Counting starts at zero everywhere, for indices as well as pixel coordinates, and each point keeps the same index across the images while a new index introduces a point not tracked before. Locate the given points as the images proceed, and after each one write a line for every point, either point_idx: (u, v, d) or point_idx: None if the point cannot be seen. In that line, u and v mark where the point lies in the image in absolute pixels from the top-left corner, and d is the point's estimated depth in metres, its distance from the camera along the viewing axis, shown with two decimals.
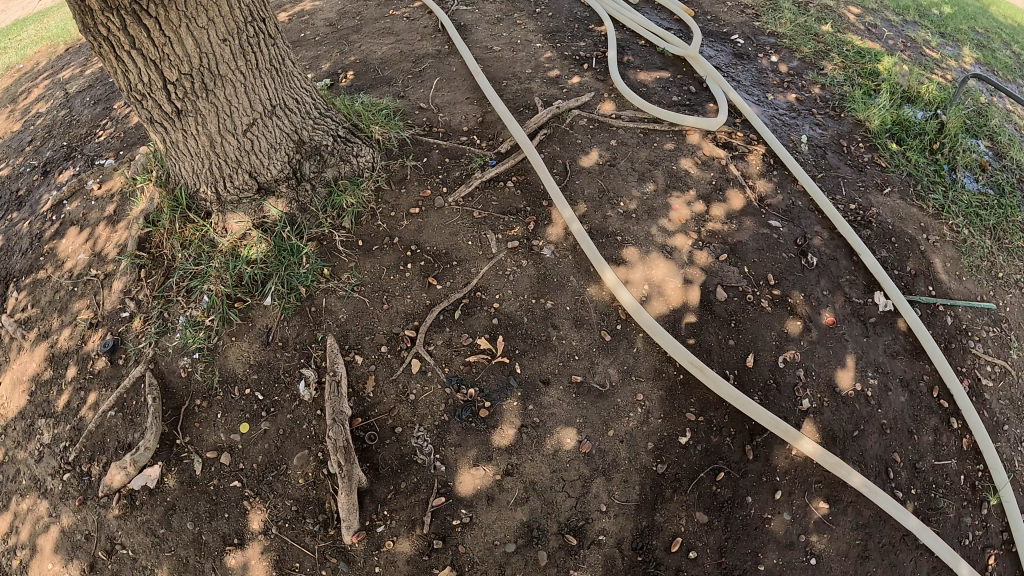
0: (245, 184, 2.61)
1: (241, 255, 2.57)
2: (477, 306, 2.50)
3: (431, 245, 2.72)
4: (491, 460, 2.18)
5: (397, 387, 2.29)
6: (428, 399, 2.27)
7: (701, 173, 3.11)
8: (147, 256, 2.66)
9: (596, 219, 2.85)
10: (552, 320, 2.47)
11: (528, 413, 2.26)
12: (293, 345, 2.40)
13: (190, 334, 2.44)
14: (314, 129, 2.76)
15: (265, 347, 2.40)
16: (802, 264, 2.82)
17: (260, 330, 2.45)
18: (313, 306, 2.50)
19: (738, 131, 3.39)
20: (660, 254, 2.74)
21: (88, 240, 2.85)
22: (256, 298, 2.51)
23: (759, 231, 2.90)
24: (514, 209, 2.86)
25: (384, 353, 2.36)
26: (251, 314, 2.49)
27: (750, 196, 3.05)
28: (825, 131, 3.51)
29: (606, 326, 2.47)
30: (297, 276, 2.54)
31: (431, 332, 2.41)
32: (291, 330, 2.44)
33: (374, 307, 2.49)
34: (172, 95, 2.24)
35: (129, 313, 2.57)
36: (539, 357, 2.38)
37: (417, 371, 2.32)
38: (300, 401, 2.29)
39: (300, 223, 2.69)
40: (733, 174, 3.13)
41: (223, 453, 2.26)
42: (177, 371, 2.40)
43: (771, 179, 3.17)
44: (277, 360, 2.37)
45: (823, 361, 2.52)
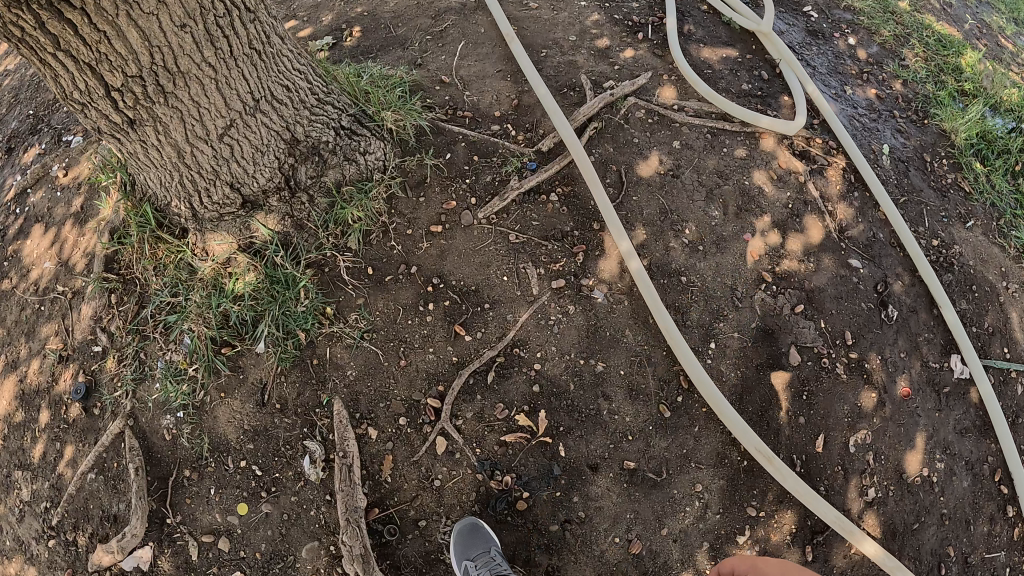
0: (226, 198, 2.19)
1: (226, 289, 2.29)
2: (514, 366, 2.13)
3: (458, 277, 2.27)
4: (530, 563, 2.03)
5: (419, 471, 2.03)
6: (455, 487, 2.02)
7: (776, 192, 2.70)
8: (117, 279, 2.42)
9: (658, 252, 2.55)
10: (602, 389, 2.13)
11: (573, 506, 2.03)
12: (294, 409, 2.24)
13: (172, 387, 2.27)
14: (311, 122, 2.22)
15: (260, 409, 2.26)
16: (882, 317, 2.54)
17: (254, 384, 2.28)
18: (316, 358, 2.27)
19: (816, 135, 2.91)
20: (729, 306, 2.48)
21: (55, 244, 2.61)
22: (247, 342, 2.29)
23: (839, 273, 2.58)
24: (559, 233, 2.39)
25: (402, 428, 2.07)
26: (242, 362, 2.29)
27: (830, 226, 2.66)
28: (907, 140, 3.06)
29: (665, 399, 2.15)
30: (293, 318, 2.27)
31: (460, 403, 2.07)
32: (291, 388, 2.25)
33: (389, 362, 2.15)
34: (121, 103, 1.72)
35: (101, 347, 2.39)
36: (587, 437, 2.08)
37: (442, 452, 2.03)
38: (305, 481, 2.20)
39: (296, 245, 2.33)
40: (812, 195, 2.71)
41: (220, 538, 2.24)
42: (161, 431, 2.28)
43: (851, 204, 2.75)
44: (277, 427, 2.24)
45: (894, 442, 2.38)
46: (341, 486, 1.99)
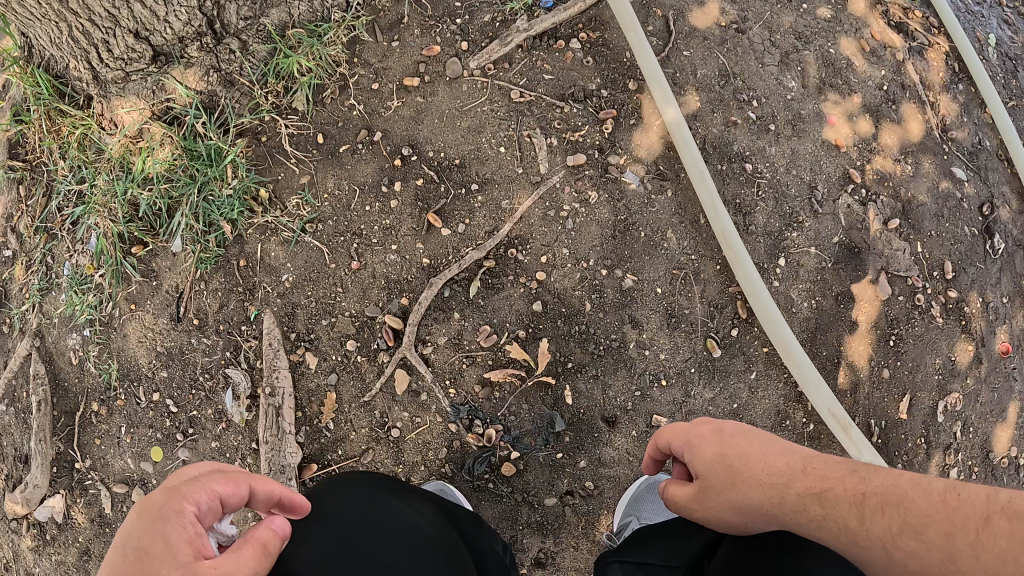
0: (134, 49, 1.58)
1: (134, 169, 1.69)
2: (507, 273, 1.47)
3: (436, 148, 1.60)
4: (519, 545, 1.48)
5: (371, 414, 1.45)
6: (419, 438, 1.45)
7: (867, 68, 1.96)
8: (23, 165, 1.81)
9: (715, 125, 1.85)
10: (630, 312, 1.50)
11: (579, 473, 1.48)
12: (215, 324, 1.67)
13: (77, 299, 1.76)
14: None
15: (172, 327, 1.73)
16: (986, 249, 1.96)
17: (167, 294, 1.74)
18: (243, 260, 1.67)
19: (915, 6, 2.08)
20: (807, 213, 1.87)
21: None
22: (159, 239, 1.72)
23: (940, 186, 1.95)
24: (580, 93, 1.65)
25: (349, 355, 1.47)
26: (154, 265, 1.74)
27: (932, 120, 1.98)
28: (1016, 35, 2.24)
29: (716, 333, 1.60)
30: (215, 204, 1.67)
31: (427, 321, 1.46)
32: (211, 299, 1.69)
33: (337, 266, 1.52)
34: None
35: (11, 253, 1.86)
36: (605, 379, 1.49)
37: (403, 391, 1.44)
38: (228, 423, 1.66)
39: (224, 106, 1.68)
40: (911, 80, 1.99)
41: (135, 489, 1.80)
42: (68, 353, 1.80)
43: (955, 98, 2.04)
44: (195, 351, 1.70)
45: (985, 413, 1.95)
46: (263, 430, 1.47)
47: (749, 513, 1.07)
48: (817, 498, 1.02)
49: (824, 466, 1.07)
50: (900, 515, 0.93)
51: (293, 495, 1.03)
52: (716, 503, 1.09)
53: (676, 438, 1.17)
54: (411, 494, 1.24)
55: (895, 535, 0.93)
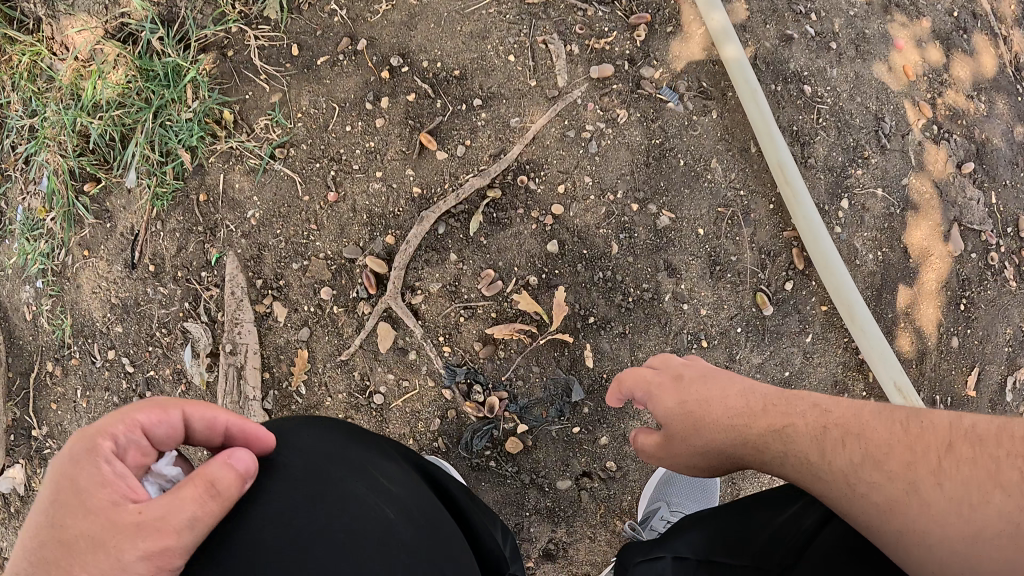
0: None
1: (86, 95, 1.44)
2: (515, 205, 1.18)
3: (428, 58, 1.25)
4: (526, 535, 1.23)
5: (349, 375, 1.20)
6: (406, 405, 1.19)
7: None
8: None
9: (768, 39, 1.53)
10: (666, 258, 1.21)
11: (600, 452, 1.21)
12: (172, 269, 1.42)
13: (28, 246, 1.52)
14: None
15: (126, 275, 1.47)
16: None
17: (121, 238, 1.48)
18: (203, 194, 1.40)
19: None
20: (875, 147, 1.56)
21: None
22: (113, 174, 1.46)
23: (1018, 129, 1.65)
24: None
25: (322, 304, 1.20)
26: (108, 205, 1.48)
27: (1005, 58, 1.66)
28: None
29: (768, 286, 1.30)
30: (173, 131, 1.41)
31: (416, 265, 1.18)
32: (167, 241, 1.43)
33: (311, 198, 1.24)
34: None
35: None
36: (636, 342, 1.19)
37: (388, 347, 1.18)
38: (188, 385, 1.42)
39: (183, 15, 1.40)
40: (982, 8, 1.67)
41: None
42: (24, 307, 1.57)
43: None
44: (150, 302, 1.45)
45: None
46: (224, 390, 1.24)
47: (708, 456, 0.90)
48: (773, 433, 0.84)
49: (782, 397, 0.88)
50: (863, 447, 0.76)
51: (245, 424, 0.72)
52: (681, 454, 0.94)
53: (638, 385, 1.00)
54: (373, 460, 0.80)
55: (859, 469, 0.74)
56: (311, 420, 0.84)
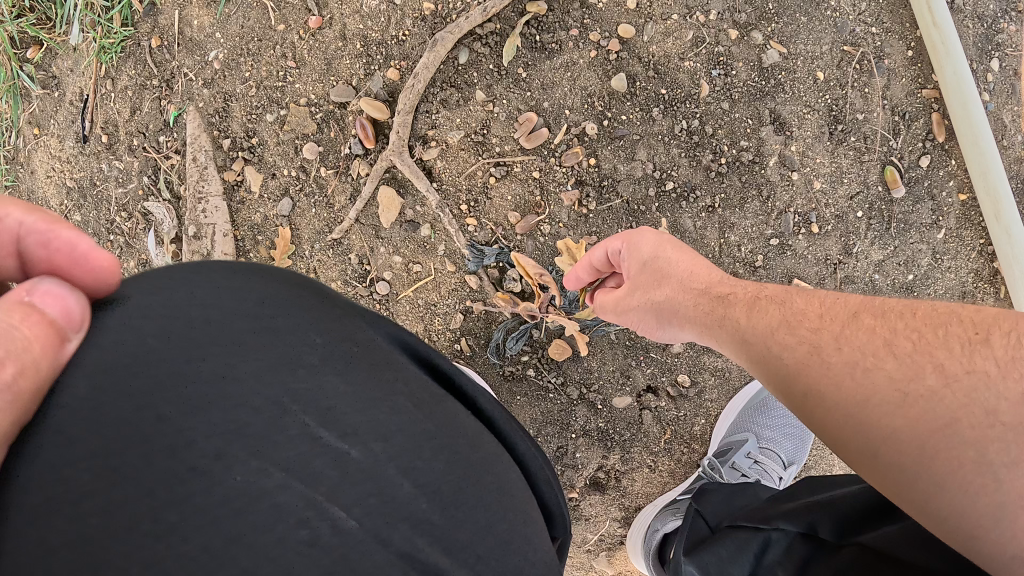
0: None
1: None
2: (566, 26, 0.86)
3: None
4: (570, 463, 0.98)
5: (347, 257, 0.92)
6: (420, 298, 0.92)
7: None
8: None
9: None
10: (774, 109, 0.90)
11: (671, 362, 0.95)
12: (127, 137, 1.13)
13: None
14: None
15: (78, 151, 1.16)
16: None
17: (71, 107, 1.17)
18: (156, 37, 1.11)
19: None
20: None
21: None
22: (55, 33, 1.17)
23: None
24: None
25: (308, 163, 0.91)
26: (55, 70, 1.18)
27: None
28: None
29: (899, 158, 0.97)
30: None
31: (432, 109, 0.88)
32: (120, 103, 1.13)
33: (287, 26, 0.91)
34: None
35: None
36: (724, 215, 0.91)
37: (392, 218, 0.90)
38: None
39: None
40: None
41: None
42: None
43: None
44: (103, 180, 1.16)
45: None
46: None
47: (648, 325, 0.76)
48: (709, 303, 0.69)
49: (734, 278, 0.72)
50: (783, 313, 0.63)
51: (58, 232, 0.42)
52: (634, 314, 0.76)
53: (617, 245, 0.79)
54: (296, 383, 0.41)
55: (773, 333, 0.62)
56: (157, 295, 0.41)
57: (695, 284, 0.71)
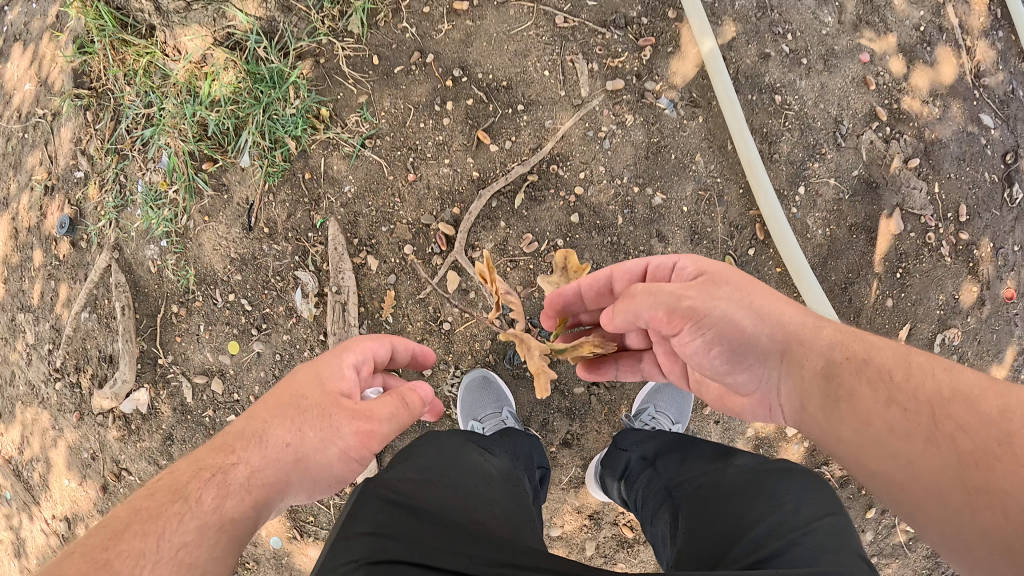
0: None
1: (200, 93, 1.86)
2: (548, 186, 1.74)
3: (486, 70, 1.76)
4: (549, 425, 1.75)
5: (426, 311, 1.71)
6: (466, 331, 1.74)
7: (909, 5, 2.12)
8: (88, 93, 2.01)
9: (746, 62, 2.02)
10: (658, 227, 1.75)
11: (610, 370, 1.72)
12: (283, 233, 1.86)
13: (152, 212, 1.93)
14: None
15: (245, 235, 1.87)
16: (1006, 197, 2.16)
17: (238, 207, 1.88)
18: (308, 172, 1.83)
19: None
20: (829, 145, 2.05)
21: (31, 62, 2.18)
22: (228, 155, 1.88)
23: (967, 128, 2.13)
24: (623, 17, 1.77)
25: (408, 258, 1.72)
26: (224, 181, 1.89)
27: (966, 66, 2.14)
28: None
29: (734, 252, 1.78)
30: (281, 122, 1.82)
31: (476, 230, 1.73)
32: (279, 209, 1.85)
33: (394, 177, 1.75)
34: None
35: (84, 174, 2.05)
36: None
37: (452, 290, 1.71)
38: (298, 318, 1.87)
39: (282, 31, 1.82)
40: (950, 22, 2.14)
41: (214, 379, 1.99)
42: (147, 264, 1.99)
43: (994, 45, 2.17)
44: (263, 255, 1.87)
45: (982, 348, 2.17)
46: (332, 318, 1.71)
47: (719, 332, 1.23)
48: (862, 382, 1.12)
49: (902, 371, 1.11)
50: (945, 406, 1.01)
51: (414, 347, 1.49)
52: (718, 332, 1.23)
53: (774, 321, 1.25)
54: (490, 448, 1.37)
55: (925, 413, 1.02)
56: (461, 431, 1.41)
57: (853, 370, 1.15)
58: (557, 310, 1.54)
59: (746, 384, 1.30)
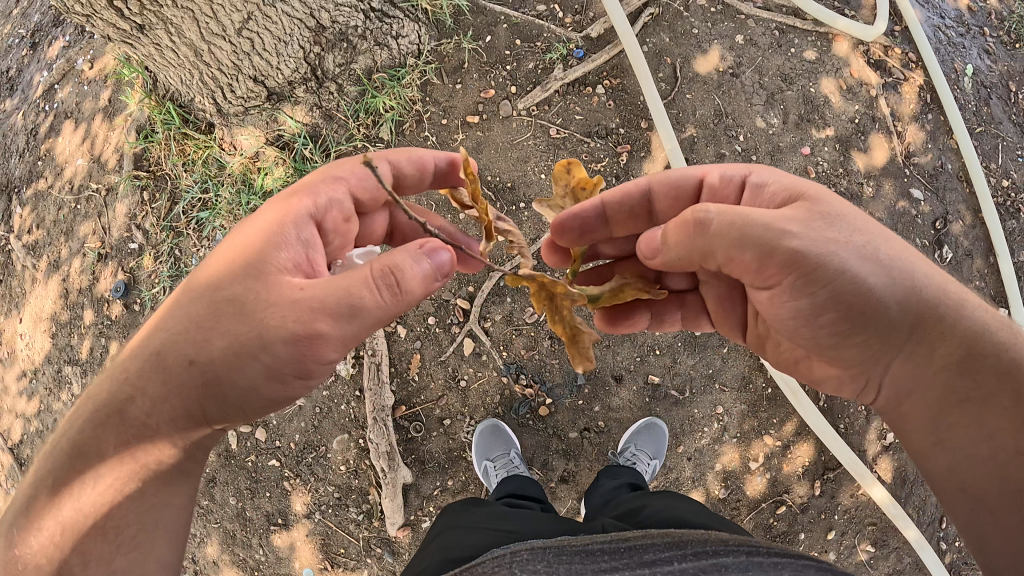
0: (252, 91, 2.22)
1: (255, 184, 2.29)
2: (547, 269, 2.29)
3: (496, 174, 2.33)
4: (548, 466, 2.29)
5: (446, 371, 2.24)
6: (481, 387, 2.25)
7: (844, 104, 2.60)
8: (147, 176, 2.75)
9: (708, 158, 2.49)
10: None
11: (595, 414, 2.30)
12: None
13: None
14: (339, 8, 2.10)
15: None
16: (935, 257, 2.61)
17: None
18: None
19: (895, 45, 2.73)
20: None
21: (85, 141, 2.92)
22: None
23: (898, 202, 2.60)
24: (602, 129, 2.36)
25: (431, 329, 2.23)
26: None
27: (897, 148, 2.63)
28: (995, 64, 3.08)
29: None
30: None
31: (488, 305, 2.23)
32: None
33: None
34: (125, 11, 1.81)
35: (137, 245, 2.77)
36: (616, 349, 2.29)
37: (469, 354, 2.24)
38: (337, 377, 2.24)
39: (325, 135, 2.34)
40: (882, 111, 2.64)
41: (257, 429, 2.29)
42: None
43: (924, 126, 2.70)
44: None
45: None
46: (371, 381, 2.19)
47: (835, 294, 1.32)
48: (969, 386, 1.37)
49: (996, 377, 1.36)
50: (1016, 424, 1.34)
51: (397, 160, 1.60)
52: (826, 292, 1.32)
53: (901, 296, 1.35)
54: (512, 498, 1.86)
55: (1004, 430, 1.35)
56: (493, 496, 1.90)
57: (965, 368, 1.37)
58: (577, 235, 1.68)
59: (847, 357, 1.43)
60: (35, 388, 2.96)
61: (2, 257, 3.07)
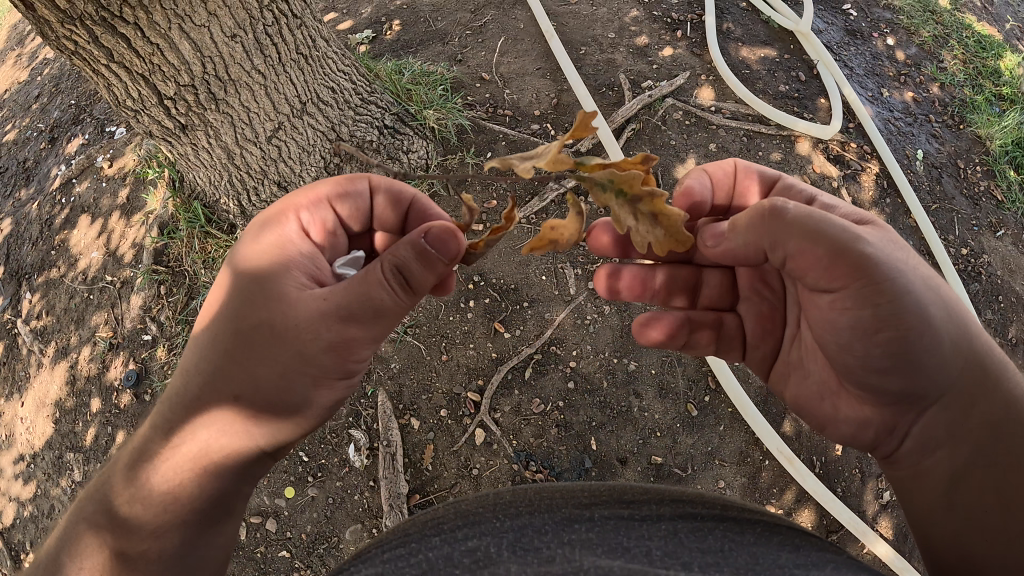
0: (272, 195, 2.52)
1: None
2: (551, 364, 2.48)
3: (499, 277, 2.56)
4: None
5: (459, 460, 2.40)
6: (493, 474, 2.39)
7: None
8: (165, 270, 2.94)
9: None
10: (634, 387, 2.49)
11: None
12: None
13: None
14: (356, 123, 2.51)
15: None
16: None
17: None
18: None
19: (851, 140, 3.12)
20: None
21: (101, 235, 3.11)
22: None
23: None
24: None
25: (444, 420, 2.42)
26: None
27: None
28: (942, 146, 3.45)
29: (693, 399, 2.52)
30: None
31: (497, 396, 2.44)
32: None
33: (432, 357, 2.46)
34: (173, 110, 2.03)
35: (151, 337, 2.91)
36: (619, 432, 2.45)
37: (481, 443, 2.40)
38: (350, 468, 2.38)
39: None
40: (846, 198, 2.94)
41: (268, 519, 2.38)
42: None
43: (884, 209, 3.00)
44: None
45: None
46: (387, 468, 2.34)
47: (895, 313, 1.30)
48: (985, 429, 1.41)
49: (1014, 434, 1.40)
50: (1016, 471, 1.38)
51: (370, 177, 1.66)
52: (887, 309, 1.30)
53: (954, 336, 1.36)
54: None
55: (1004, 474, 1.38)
56: None
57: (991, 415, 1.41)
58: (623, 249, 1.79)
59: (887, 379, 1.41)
60: (32, 472, 3.01)
61: (7, 340, 3.20)
